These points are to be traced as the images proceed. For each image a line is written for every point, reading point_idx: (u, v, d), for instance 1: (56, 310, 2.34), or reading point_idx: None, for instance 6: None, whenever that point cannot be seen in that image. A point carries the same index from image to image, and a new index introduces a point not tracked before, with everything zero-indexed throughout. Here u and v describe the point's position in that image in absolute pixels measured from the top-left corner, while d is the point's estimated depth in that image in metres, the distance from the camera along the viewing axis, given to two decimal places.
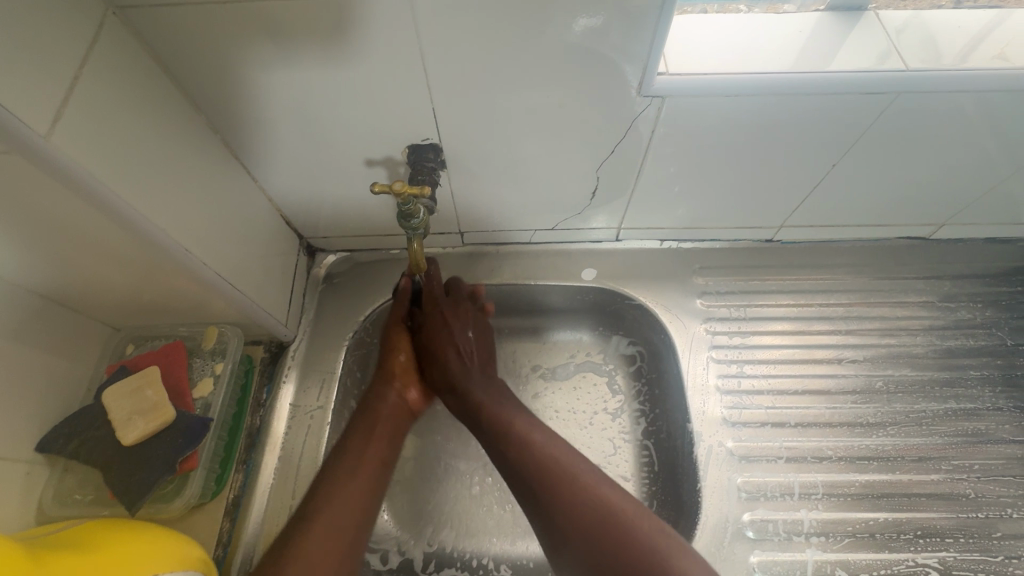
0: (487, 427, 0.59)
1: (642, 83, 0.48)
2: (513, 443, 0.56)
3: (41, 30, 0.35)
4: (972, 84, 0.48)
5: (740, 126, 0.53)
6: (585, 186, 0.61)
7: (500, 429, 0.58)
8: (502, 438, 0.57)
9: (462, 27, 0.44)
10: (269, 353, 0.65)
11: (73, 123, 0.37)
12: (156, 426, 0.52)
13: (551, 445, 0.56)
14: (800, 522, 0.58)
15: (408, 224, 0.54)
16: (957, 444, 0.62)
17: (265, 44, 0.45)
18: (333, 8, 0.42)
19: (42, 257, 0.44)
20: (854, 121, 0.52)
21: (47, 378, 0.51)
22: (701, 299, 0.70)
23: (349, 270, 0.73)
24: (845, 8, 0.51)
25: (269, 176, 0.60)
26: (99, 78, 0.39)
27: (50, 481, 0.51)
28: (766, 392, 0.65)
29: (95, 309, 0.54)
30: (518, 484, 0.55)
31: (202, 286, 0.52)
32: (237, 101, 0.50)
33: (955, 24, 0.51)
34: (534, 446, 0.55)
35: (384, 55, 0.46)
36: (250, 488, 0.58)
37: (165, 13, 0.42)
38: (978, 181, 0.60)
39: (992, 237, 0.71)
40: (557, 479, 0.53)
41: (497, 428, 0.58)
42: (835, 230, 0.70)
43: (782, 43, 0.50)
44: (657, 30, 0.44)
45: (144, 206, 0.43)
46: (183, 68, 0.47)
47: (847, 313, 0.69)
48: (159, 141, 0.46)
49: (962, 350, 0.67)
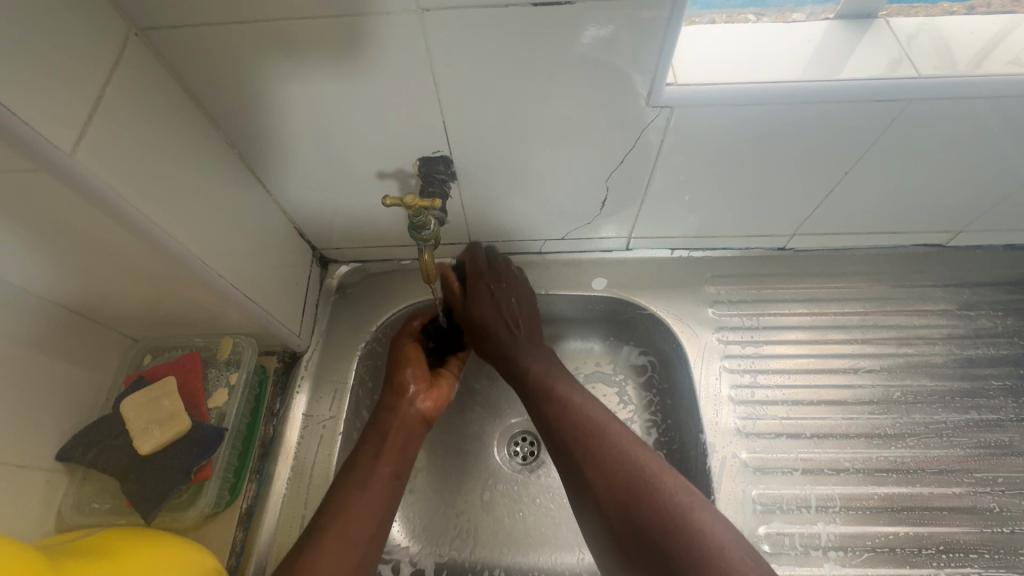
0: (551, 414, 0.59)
1: (651, 93, 0.48)
2: (579, 432, 0.57)
3: (67, 51, 0.36)
4: (986, 90, 0.48)
5: (752, 134, 0.53)
6: (594, 195, 0.61)
7: (565, 416, 0.58)
8: (566, 430, 0.57)
9: (472, 42, 0.44)
10: (283, 363, 0.66)
11: (98, 140, 0.38)
12: (171, 436, 0.53)
13: (619, 431, 0.56)
14: (817, 536, 0.57)
15: (419, 235, 0.54)
16: (980, 457, 0.61)
17: (280, 61, 0.46)
18: (344, 26, 0.43)
19: (69, 264, 0.45)
20: (866, 128, 0.52)
21: (67, 388, 0.52)
22: (713, 309, 0.69)
23: (361, 281, 0.74)
24: (856, 16, 0.52)
25: (284, 190, 0.61)
26: (122, 96, 0.41)
27: (69, 488, 0.52)
28: (780, 403, 0.64)
29: (114, 318, 0.55)
30: (578, 476, 0.55)
31: (220, 298, 0.53)
32: (254, 118, 0.51)
33: (970, 31, 0.51)
34: (605, 434, 0.56)
35: (395, 69, 0.47)
36: (263, 498, 0.59)
37: (185, 34, 0.44)
38: (997, 188, 0.59)
39: (1011, 243, 0.69)
40: (621, 476, 0.53)
41: (560, 417, 0.58)
42: (849, 238, 0.69)
43: (794, 51, 0.50)
44: (666, 38, 0.44)
45: (165, 221, 0.44)
46: (202, 86, 0.48)
47: (863, 322, 0.68)
48: (179, 157, 0.47)
49: (983, 360, 0.66)
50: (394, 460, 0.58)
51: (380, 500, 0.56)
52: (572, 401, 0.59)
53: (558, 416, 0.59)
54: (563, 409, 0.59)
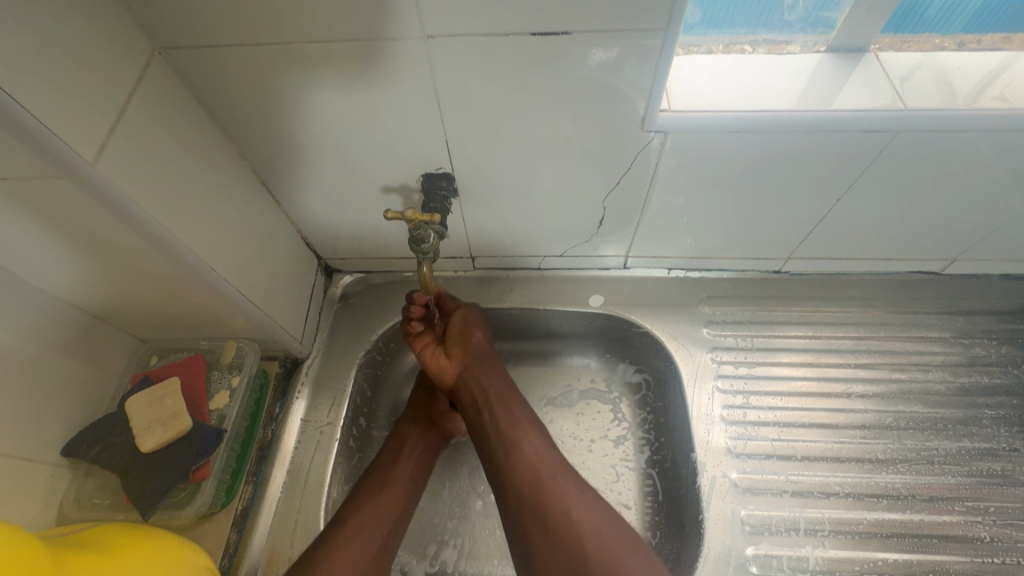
0: (517, 486, 0.54)
1: (646, 117, 0.50)
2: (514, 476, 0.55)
3: (93, 67, 0.39)
4: (975, 123, 0.49)
5: (745, 161, 0.55)
6: (592, 213, 0.63)
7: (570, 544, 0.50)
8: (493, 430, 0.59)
9: (480, 64, 0.46)
10: (283, 369, 0.68)
11: (120, 151, 0.41)
12: (173, 435, 0.54)
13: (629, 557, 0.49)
14: (804, 559, 0.57)
15: (419, 249, 0.56)
16: (973, 485, 0.61)
17: (293, 79, 0.48)
18: (353, 49, 0.46)
19: (85, 263, 0.48)
20: (855, 157, 0.54)
21: (76, 385, 0.54)
22: (708, 329, 0.70)
23: (363, 291, 0.76)
24: (847, 49, 0.53)
25: (292, 202, 0.63)
26: (145, 110, 0.44)
27: (73, 483, 0.54)
28: (772, 424, 0.64)
29: (125, 321, 0.57)
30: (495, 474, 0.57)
31: (225, 303, 0.55)
32: (266, 133, 0.54)
33: (961, 66, 0.52)
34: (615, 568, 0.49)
35: (400, 89, 0.49)
36: (258, 500, 0.60)
37: (204, 54, 0.46)
38: (989, 218, 0.60)
39: (1007, 273, 0.70)
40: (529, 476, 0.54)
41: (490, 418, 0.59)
42: (844, 264, 0.70)
43: (786, 81, 0.52)
44: (661, 61, 0.46)
45: (179, 228, 0.47)
46: (217, 102, 0.51)
47: (857, 346, 0.69)
48: (194, 168, 0.49)
49: (977, 389, 0.66)
50: (411, 468, 0.64)
51: (395, 504, 0.60)
52: (513, 440, 0.57)
53: (560, 540, 0.51)
54: (566, 530, 0.51)
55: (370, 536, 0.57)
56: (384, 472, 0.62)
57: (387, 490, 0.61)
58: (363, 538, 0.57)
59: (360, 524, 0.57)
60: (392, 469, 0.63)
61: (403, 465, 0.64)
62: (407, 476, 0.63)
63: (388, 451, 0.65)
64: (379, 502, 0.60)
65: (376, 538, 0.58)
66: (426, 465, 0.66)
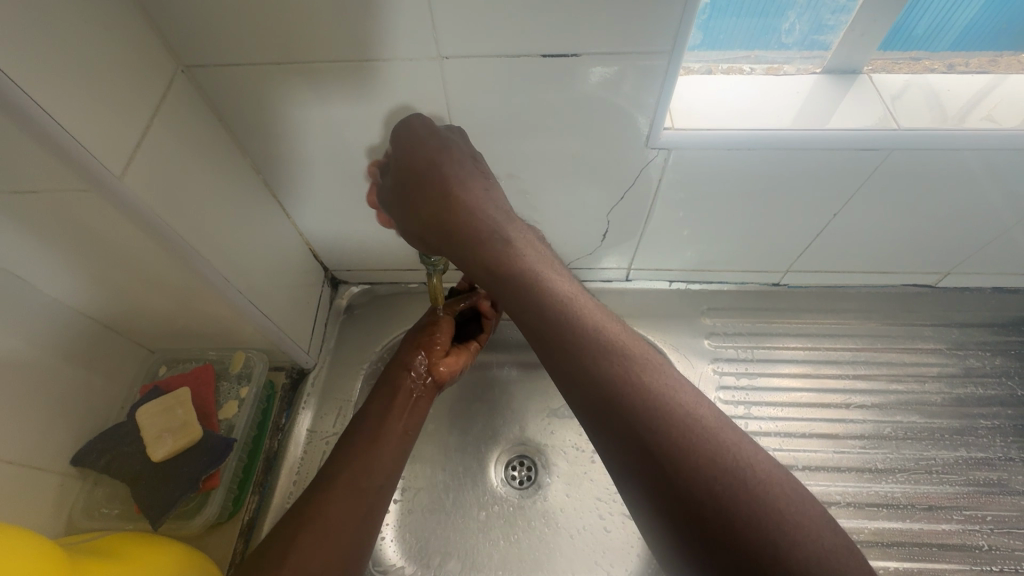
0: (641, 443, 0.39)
1: (650, 134, 0.52)
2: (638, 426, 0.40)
3: (120, 85, 0.40)
4: (966, 142, 0.51)
5: (747, 176, 0.56)
6: (596, 226, 0.64)
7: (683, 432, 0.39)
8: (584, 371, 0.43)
9: (488, 83, 0.48)
10: (290, 379, 0.68)
11: (144, 164, 0.42)
12: (184, 443, 0.55)
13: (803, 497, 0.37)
14: None
15: (428, 261, 0.58)
16: (970, 494, 0.62)
17: (307, 96, 0.50)
18: (369, 68, 0.47)
19: (100, 273, 0.48)
20: (852, 174, 0.55)
21: (86, 395, 0.54)
22: (709, 340, 0.72)
23: (369, 302, 0.76)
24: (841, 71, 0.56)
25: (302, 215, 0.64)
26: (167, 125, 0.45)
27: (80, 493, 0.54)
28: (772, 434, 0.65)
29: (135, 331, 0.58)
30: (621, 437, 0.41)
31: (236, 313, 0.56)
32: (279, 147, 0.55)
33: (951, 88, 0.54)
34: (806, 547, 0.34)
35: (413, 106, 0.50)
36: (265, 510, 0.60)
37: (223, 71, 0.48)
38: (981, 232, 0.62)
39: (999, 287, 0.72)
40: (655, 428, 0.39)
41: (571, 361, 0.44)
42: (842, 277, 0.71)
43: (786, 101, 0.54)
44: (666, 81, 0.47)
45: (195, 238, 0.48)
46: (233, 117, 0.52)
47: (855, 357, 0.70)
48: (211, 179, 0.50)
49: (973, 399, 0.67)
50: (405, 419, 0.61)
51: (391, 455, 0.58)
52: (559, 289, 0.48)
53: (710, 500, 0.36)
54: (712, 484, 0.37)
55: (362, 493, 0.55)
56: (375, 422, 0.60)
57: (380, 445, 0.58)
58: (355, 493, 0.54)
59: (353, 481, 0.55)
60: (385, 422, 0.60)
61: (396, 416, 0.61)
62: (400, 426, 0.60)
63: (381, 402, 0.62)
64: (371, 456, 0.57)
65: (367, 492, 0.55)
66: (421, 412, 0.63)
